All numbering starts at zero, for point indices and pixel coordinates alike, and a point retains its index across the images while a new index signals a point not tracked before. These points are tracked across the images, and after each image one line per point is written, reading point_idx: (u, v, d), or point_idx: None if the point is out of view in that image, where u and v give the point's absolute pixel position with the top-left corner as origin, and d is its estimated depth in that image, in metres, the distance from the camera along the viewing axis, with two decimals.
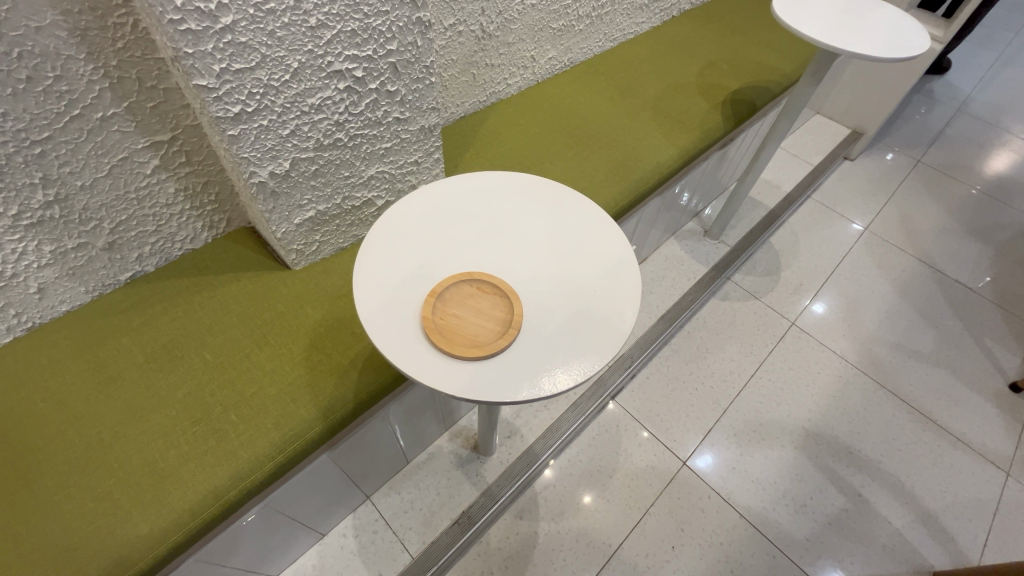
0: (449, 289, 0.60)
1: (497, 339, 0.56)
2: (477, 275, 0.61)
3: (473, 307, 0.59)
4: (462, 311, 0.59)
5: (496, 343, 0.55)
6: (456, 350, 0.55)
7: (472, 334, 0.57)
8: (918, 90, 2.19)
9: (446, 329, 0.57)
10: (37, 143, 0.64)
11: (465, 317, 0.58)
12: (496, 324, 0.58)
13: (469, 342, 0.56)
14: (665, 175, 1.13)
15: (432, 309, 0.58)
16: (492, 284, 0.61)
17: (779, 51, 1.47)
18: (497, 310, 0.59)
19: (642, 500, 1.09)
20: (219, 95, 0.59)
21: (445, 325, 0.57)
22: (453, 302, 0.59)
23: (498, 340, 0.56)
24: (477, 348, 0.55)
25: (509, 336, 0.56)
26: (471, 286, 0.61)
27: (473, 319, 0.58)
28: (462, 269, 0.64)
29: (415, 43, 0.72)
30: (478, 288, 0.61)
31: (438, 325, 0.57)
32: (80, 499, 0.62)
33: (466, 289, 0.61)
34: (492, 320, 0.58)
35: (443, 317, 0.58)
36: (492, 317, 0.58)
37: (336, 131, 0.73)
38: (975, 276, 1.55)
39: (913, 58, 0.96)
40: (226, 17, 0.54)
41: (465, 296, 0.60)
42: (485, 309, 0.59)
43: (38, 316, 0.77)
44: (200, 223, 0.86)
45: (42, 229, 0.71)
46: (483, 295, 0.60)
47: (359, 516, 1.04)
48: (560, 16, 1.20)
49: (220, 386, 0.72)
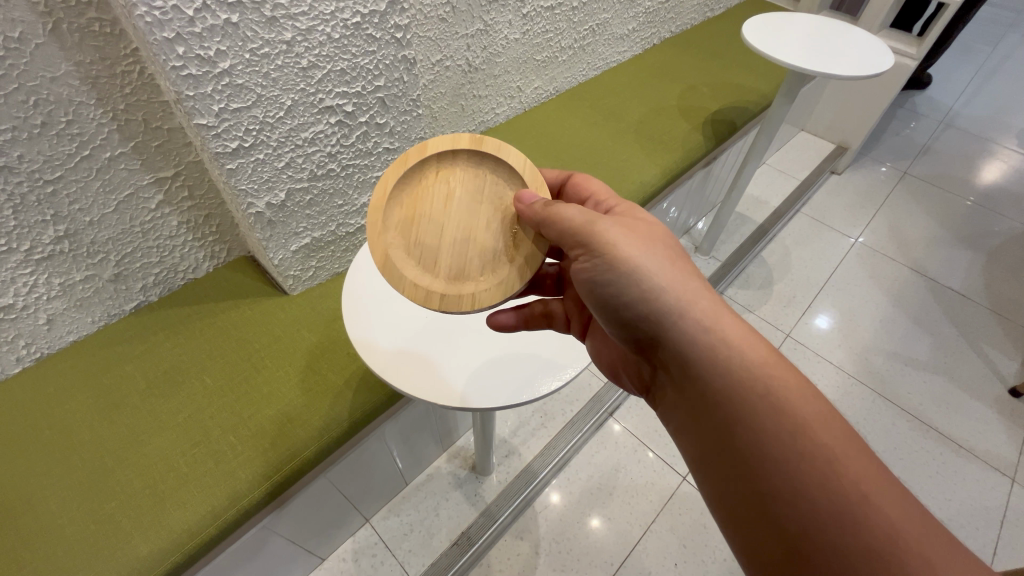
0: (463, 190, 0.55)
1: (417, 270, 0.53)
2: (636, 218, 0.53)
3: (475, 217, 0.54)
4: (456, 211, 0.54)
5: (447, 298, 0.52)
6: (377, 251, 0.52)
7: (418, 244, 0.53)
8: (901, 104, 2.25)
9: (410, 216, 0.54)
10: (49, 183, 0.68)
11: (443, 226, 0.54)
12: (478, 273, 0.53)
13: (406, 243, 0.53)
14: (650, 194, 1.17)
15: (408, 161, 0.53)
16: (673, 251, 0.49)
17: (757, 73, 1.54)
18: (499, 250, 0.53)
19: (645, 516, 1.08)
20: (217, 133, 0.63)
21: (428, 203, 0.54)
22: (448, 202, 0.54)
23: (411, 269, 0.52)
24: (407, 283, 0.52)
25: (464, 306, 0.52)
26: (623, 238, 0.48)
27: (454, 239, 0.54)
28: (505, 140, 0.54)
29: (401, 78, 0.77)
30: (478, 231, 0.54)
31: (400, 193, 0.54)
32: (82, 522, 0.63)
33: (622, 244, 0.47)
34: (444, 259, 0.53)
35: (426, 193, 0.54)
36: (486, 253, 0.53)
37: (329, 162, 0.77)
38: (968, 283, 1.56)
39: (881, 74, 1.01)
40: (223, 62, 0.59)
41: (459, 216, 0.54)
42: (486, 237, 0.54)
43: (46, 347, 0.81)
44: (201, 254, 0.90)
45: (51, 262, 0.75)
46: (477, 241, 0.54)
47: (359, 539, 1.04)
48: (544, 49, 1.26)
49: (220, 408, 0.74)
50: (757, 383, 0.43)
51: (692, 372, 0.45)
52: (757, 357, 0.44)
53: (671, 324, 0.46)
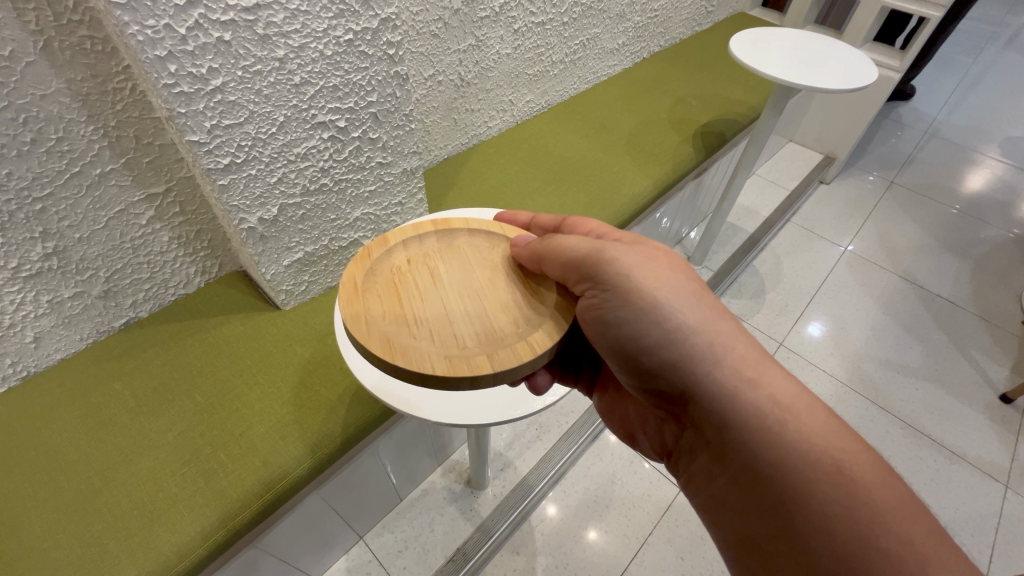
0: (445, 265, 0.56)
1: (433, 343, 0.48)
2: (652, 248, 0.55)
3: (475, 283, 0.54)
4: (450, 286, 0.54)
5: (495, 358, 0.46)
6: (379, 340, 0.47)
7: (422, 321, 0.50)
8: (886, 115, 2.30)
9: (400, 303, 0.51)
10: (38, 200, 0.68)
11: (442, 301, 0.52)
12: (508, 328, 0.50)
13: (407, 324, 0.50)
14: (642, 206, 1.18)
15: (373, 260, 0.56)
16: (706, 297, 0.52)
17: (745, 86, 1.56)
18: (522, 302, 0.52)
19: (642, 529, 1.07)
20: (210, 149, 0.63)
21: (415, 286, 0.53)
22: (437, 278, 0.54)
23: (426, 346, 0.48)
24: (435, 359, 0.46)
25: (520, 354, 0.47)
26: (675, 296, 0.50)
27: (463, 307, 0.51)
28: (465, 228, 0.60)
29: (394, 94, 0.77)
30: (480, 292, 0.53)
31: (377, 284, 0.53)
32: (68, 546, 0.62)
33: (667, 296, 0.50)
34: (460, 321, 0.50)
35: (410, 284, 0.53)
36: (508, 310, 0.51)
37: (322, 177, 0.77)
38: (956, 290, 1.58)
39: (866, 87, 1.03)
40: (216, 79, 0.59)
41: (453, 284, 0.54)
42: (498, 296, 0.53)
43: (33, 365, 0.80)
44: (193, 269, 0.89)
45: (39, 280, 0.74)
46: (484, 299, 0.52)
47: (352, 557, 1.02)
48: (535, 64, 1.27)
49: (211, 426, 0.73)
50: (803, 433, 0.46)
51: (740, 424, 0.48)
52: (799, 405, 0.48)
53: (713, 382, 0.49)
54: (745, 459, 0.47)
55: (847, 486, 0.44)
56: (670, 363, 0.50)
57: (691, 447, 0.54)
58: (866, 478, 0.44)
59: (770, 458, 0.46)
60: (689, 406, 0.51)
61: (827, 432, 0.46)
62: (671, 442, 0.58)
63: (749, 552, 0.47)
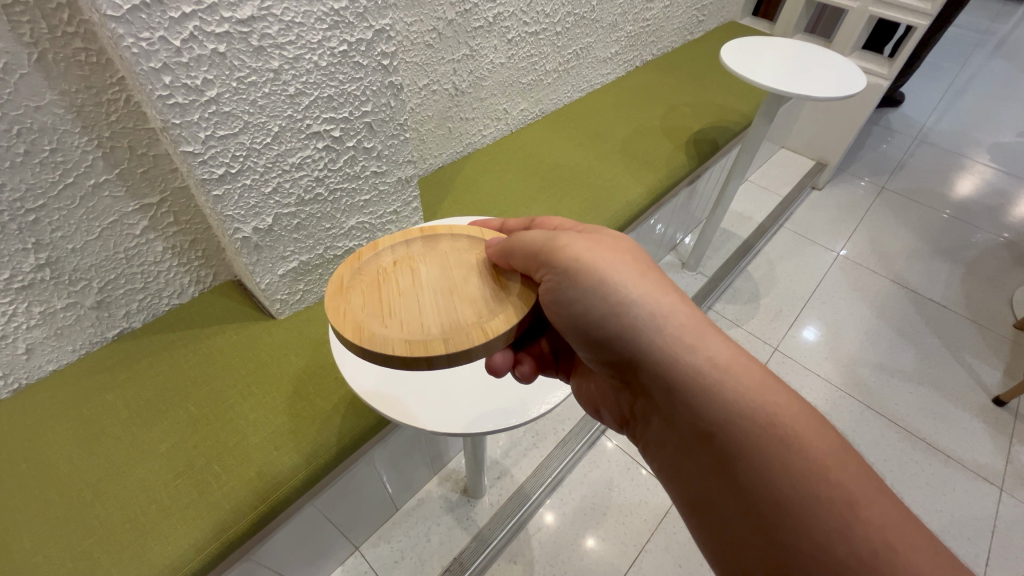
0: (427, 263, 0.56)
1: (402, 331, 0.48)
2: (601, 231, 0.56)
3: (451, 280, 0.54)
4: (428, 281, 0.54)
5: (451, 342, 0.47)
6: (349, 326, 0.48)
7: (396, 312, 0.50)
8: (877, 121, 2.33)
9: (377, 295, 0.52)
10: (31, 211, 0.68)
11: (417, 294, 0.52)
12: (473, 319, 0.50)
13: (382, 314, 0.50)
14: (636, 213, 1.19)
15: (361, 260, 0.56)
16: (645, 268, 0.52)
17: (736, 94, 1.58)
18: (488, 296, 0.52)
19: (639, 536, 1.07)
20: (204, 159, 0.63)
21: (394, 281, 0.54)
22: (417, 274, 0.55)
23: (395, 333, 0.48)
24: (397, 345, 0.47)
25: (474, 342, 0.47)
26: (611, 265, 0.50)
27: (435, 300, 0.52)
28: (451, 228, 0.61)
29: (389, 104, 0.78)
30: (456, 287, 0.53)
31: (361, 281, 0.54)
32: (57, 560, 0.61)
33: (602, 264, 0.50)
34: (428, 313, 0.50)
35: (390, 278, 0.54)
36: (476, 303, 0.51)
37: (317, 187, 0.77)
38: (948, 294, 1.60)
39: (857, 94, 1.04)
40: (211, 90, 0.59)
41: (431, 280, 0.54)
42: (469, 291, 0.53)
43: (25, 377, 0.79)
44: (187, 279, 0.89)
45: (32, 291, 0.73)
46: (457, 294, 0.52)
47: (348, 568, 1.01)
48: (529, 72, 1.29)
49: (204, 437, 0.73)
50: (742, 394, 0.45)
51: (679, 389, 0.47)
52: (735, 366, 0.47)
53: (650, 348, 0.48)
54: (690, 420, 0.46)
55: (782, 444, 0.42)
56: (612, 332, 0.49)
57: (644, 413, 0.53)
58: (810, 439, 0.43)
59: (712, 416, 0.45)
60: (634, 375, 0.50)
61: (765, 392, 0.45)
62: (625, 411, 0.57)
63: (698, 518, 0.46)
